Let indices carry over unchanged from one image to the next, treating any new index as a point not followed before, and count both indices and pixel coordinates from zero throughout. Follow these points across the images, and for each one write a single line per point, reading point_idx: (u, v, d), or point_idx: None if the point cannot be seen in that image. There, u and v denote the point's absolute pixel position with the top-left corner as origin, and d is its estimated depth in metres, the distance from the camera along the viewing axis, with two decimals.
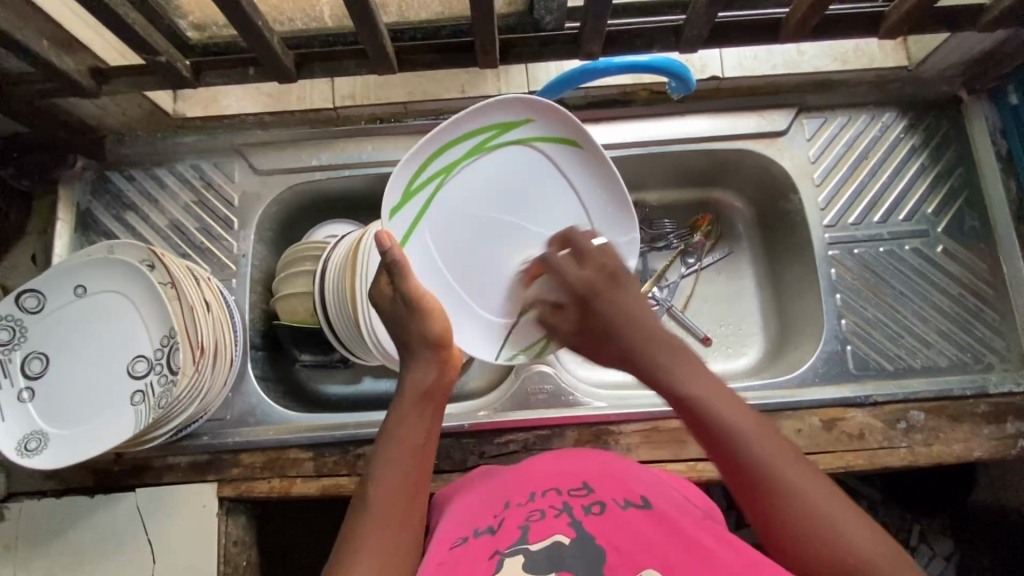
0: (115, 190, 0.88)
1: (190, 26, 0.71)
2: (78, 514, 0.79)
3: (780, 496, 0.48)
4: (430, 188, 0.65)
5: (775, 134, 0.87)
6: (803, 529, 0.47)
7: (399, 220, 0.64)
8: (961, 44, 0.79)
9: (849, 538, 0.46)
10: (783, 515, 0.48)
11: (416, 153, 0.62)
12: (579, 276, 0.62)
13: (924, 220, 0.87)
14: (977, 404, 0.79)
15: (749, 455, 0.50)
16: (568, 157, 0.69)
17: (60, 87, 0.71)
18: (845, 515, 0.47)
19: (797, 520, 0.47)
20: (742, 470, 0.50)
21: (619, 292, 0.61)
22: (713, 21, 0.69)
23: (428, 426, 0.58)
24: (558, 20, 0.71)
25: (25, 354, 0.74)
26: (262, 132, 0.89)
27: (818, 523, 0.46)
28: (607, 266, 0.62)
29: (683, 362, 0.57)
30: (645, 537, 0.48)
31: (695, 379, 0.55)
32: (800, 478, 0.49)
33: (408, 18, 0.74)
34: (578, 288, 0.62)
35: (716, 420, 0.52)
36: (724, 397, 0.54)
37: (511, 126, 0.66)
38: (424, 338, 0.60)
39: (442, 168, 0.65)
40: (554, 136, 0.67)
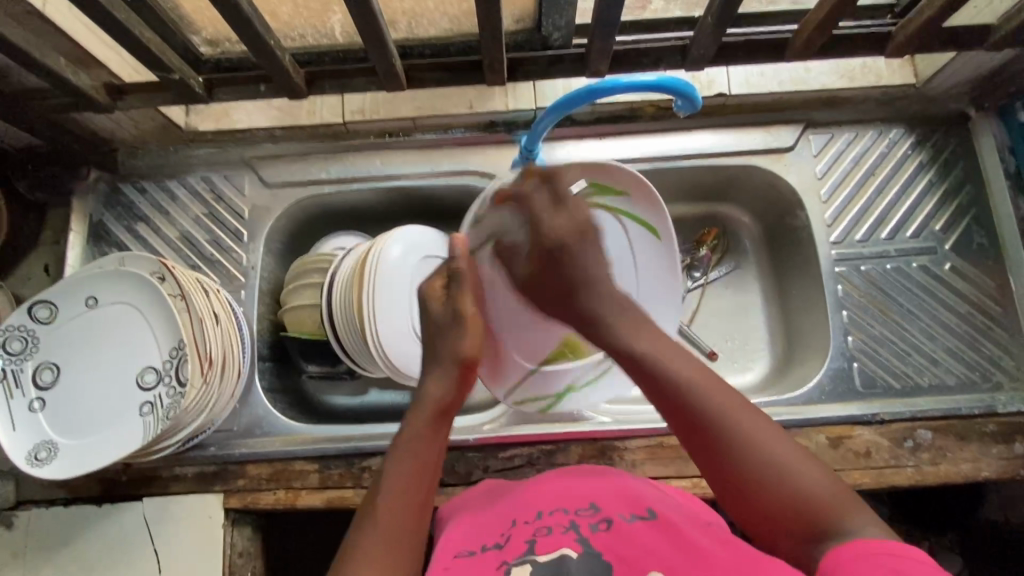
0: (128, 203, 0.90)
1: (204, 42, 0.73)
2: (86, 523, 0.80)
3: (730, 443, 0.52)
4: (514, 213, 0.71)
5: (781, 150, 0.88)
6: (757, 473, 0.50)
7: (479, 225, 0.71)
8: (968, 62, 0.79)
9: (802, 482, 0.49)
10: (733, 459, 0.51)
11: (492, 196, 0.71)
12: (552, 227, 0.66)
13: (931, 238, 0.86)
14: (986, 424, 0.79)
15: (701, 404, 0.54)
16: (639, 235, 0.79)
17: (75, 102, 0.72)
18: (800, 464, 0.50)
19: (751, 469, 0.51)
20: (694, 422, 0.54)
21: (587, 246, 0.66)
22: (719, 41, 0.69)
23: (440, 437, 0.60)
24: (564, 37, 0.72)
25: (37, 364, 0.75)
26: (273, 146, 0.90)
27: (765, 465, 0.50)
28: (580, 223, 0.67)
29: (635, 325, 0.61)
30: (654, 548, 0.48)
31: (645, 341, 0.60)
32: (751, 427, 0.52)
33: (416, 35, 0.75)
34: (550, 239, 0.66)
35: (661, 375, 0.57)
36: (669, 352, 0.58)
37: (604, 189, 0.77)
38: (458, 354, 0.63)
39: (533, 200, 0.71)
40: (635, 214, 0.78)
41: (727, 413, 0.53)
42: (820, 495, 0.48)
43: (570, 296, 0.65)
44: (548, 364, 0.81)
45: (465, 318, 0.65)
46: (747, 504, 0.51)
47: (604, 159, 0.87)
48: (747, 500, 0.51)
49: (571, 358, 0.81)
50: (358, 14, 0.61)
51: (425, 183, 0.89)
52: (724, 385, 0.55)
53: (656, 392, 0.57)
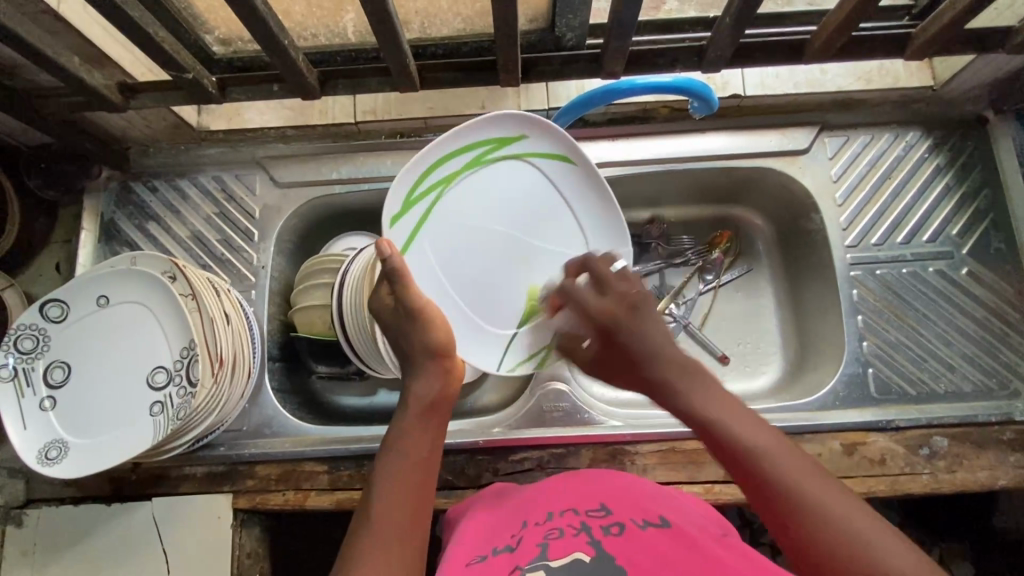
0: (138, 202, 0.90)
1: (216, 41, 0.72)
2: (96, 521, 0.80)
3: (804, 514, 0.46)
4: (429, 199, 0.69)
5: (796, 152, 0.87)
6: (837, 548, 0.44)
7: (399, 227, 0.67)
8: (988, 64, 0.78)
9: (883, 557, 0.43)
10: (810, 533, 0.46)
11: (414, 165, 0.66)
12: (599, 306, 0.64)
13: (948, 242, 0.85)
14: (1003, 431, 0.78)
15: (772, 468, 0.49)
16: (557, 171, 0.73)
17: (89, 102, 0.72)
18: (881, 539, 0.44)
19: (824, 537, 0.45)
20: (764, 493, 0.49)
21: (642, 318, 0.62)
22: (736, 42, 0.68)
23: (432, 432, 0.58)
24: (578, 37, 0.71)
25: (48, 363, 0.75)
26: (284, 146, 0.90)
27: (844, 539, 0.44)
28: (630, 297, 0.64)
29: (699, 381, 0.57)
30: (668, 554, 0.47)
31: (714, 403, 0.55)
32: (824, 495, 0.47)
33: (429, 35, 0.74)
34: (599, 321, 0.64)
35: (727, 436, 0.52)
36: (734, 411, 0.54)
37: (503, 142, 0.71)
38: (434, 347, 0.61)
39: (438, 180, 0.69)
40: (543, 152, 0.72)
41: (788, 479, 0.48)
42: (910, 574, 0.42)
43: (628, 359, 0.61)
44: (524, 323, 0.74)
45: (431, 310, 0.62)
46: None
47: (616, 161, 0.87)
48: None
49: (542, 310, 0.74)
50: (372, 14, 0.61)
51: None
52: (801, 454, 0.50)
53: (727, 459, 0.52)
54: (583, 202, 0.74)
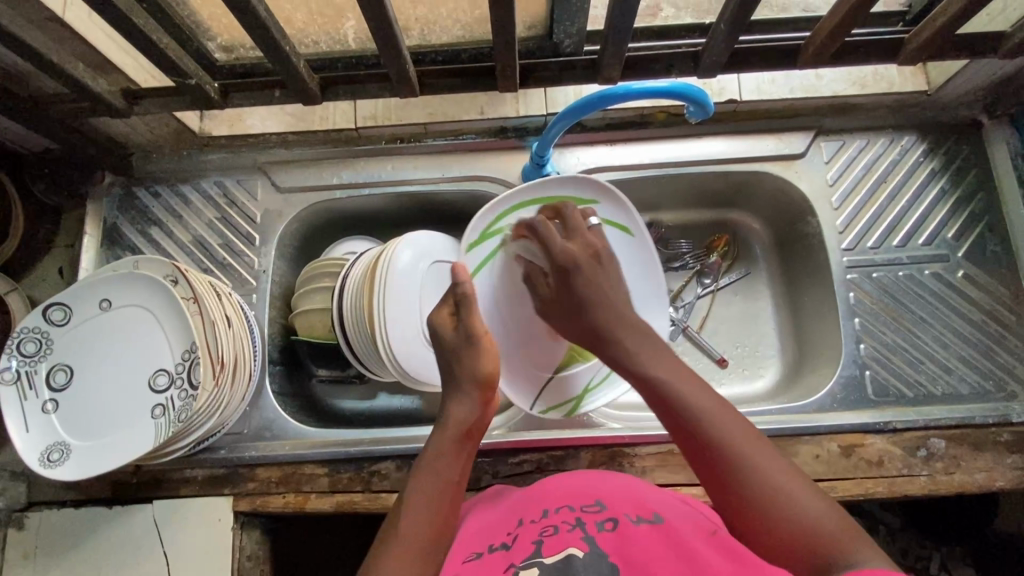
0: (141, 206, 0.90)
1: (219, 48, 0.74)
2: (97, 524, 0.80)
3: (737, 471, 0.50)
4: (502, 237, 0.78)
5: (792, 157, 0.87)
6: (761, 502, 0.49)
7: (474, 253, 0.78)
8: (982, 69, 0.79)
9: (804, 509, 0.48)
10: (740, 491, 0.50)
11: (492, 207, 0.77)
12: (566, 249, 0.67)
13: (944, 245, 0.86)
14: (1000, 433, 0.78)
15: (711, 427, 0.53)
16: (616, 238, 0.80)
17: (92, 107, 0.73)
18: (803, 491, 0.49)
19: (752, 493, 0.49)
20: (701, 450, 0.52)
21: (600, 271, 0.66)
22: (731, 47, 0.69)
23: (464, 458, 0.59)
24: (576, 43, 0.72)
25: (50, 366, 0.75)
26: (285, 151, 0.91)
27: (766, 490, 0.49)
28: (593, 247, 0.69)
29: (643, 342, 0.60)
30: (659, 552, 0.48)
31: (659, 364, 0.58)
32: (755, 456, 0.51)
33: (429, 41, 0.76)
34: (561, 258, 0.67)
35: (670, 395, 0.55)
36: (680, 373, 0.57)
37: (585, 202, 0.79)
38: (481, 376, 0.61)
39: (512, 224, 0.79)
40: (614, 219, 0.79)
41: (722, 432, 0.52)
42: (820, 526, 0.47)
43: (579, 300, 0.65)
44: (563, 369, 0.81)
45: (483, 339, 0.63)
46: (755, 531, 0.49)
47: (614, 165, 0.88)
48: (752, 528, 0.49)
49: (582, 362, 0.81)
50: (373, 21, 0.62)
51: (435, 188, 0.90)
52: (734, 414, 0.54)
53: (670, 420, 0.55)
54: (635, 261, 0.80)
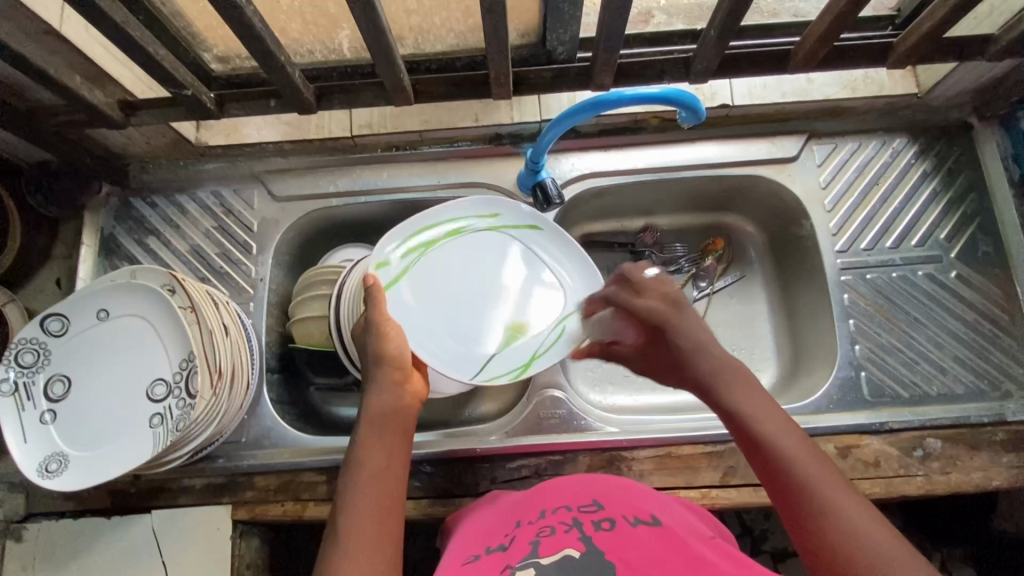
0: (138, 216, 0.91)
1: (214, 59, 0.74)
2: (95, 535, 0.80)
3: (822, 513, 0.48)
4: (412, 260, 0.76)
5: (785, 160, 0.88)
6: (835, 539, 0.47)
7: (384, 272, 0.74)
8: (970, 72, 0.80)
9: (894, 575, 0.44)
10: (821, 536, 0.48)
11: (401, 227, 0.76)
12: (645, 306, 0.70)
13: (937, 246, 0.87)
14: (995, 432, 0.78)
15: (797, 469, 0.52)
16: (532, 237, 0.81)
17: (89, 119, 0.73)
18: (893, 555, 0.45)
19: (836, 547, 0.46)
20: (788, 491, 0.51)
21: (682, 316, 0.67)
22: (722, 54, 0.70)
23: (390, 440, 0.60)
24: (569, 51, 0.73)
25: (49, 377, 0.75)
26: (282, 160, 0.92)
27: (852, 549, 0.46)
28: (667, 295, 0.70)
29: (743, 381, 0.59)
30: (656, 550, 0.48)
31: (756, 408, 0.57)
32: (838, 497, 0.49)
33: (423, 50, 0.76)
34: (645, 317, 0.69)
35: (761, 439, 0.54)
36: (775, 423, 0.55)
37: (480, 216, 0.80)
38: (386, 362, 0.63)
39: (424, 244, 0.77)
40: (516, 223, 0.81)
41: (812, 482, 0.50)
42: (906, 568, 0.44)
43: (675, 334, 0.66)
44: (502, 350, 0.76)
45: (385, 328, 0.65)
46: None
47: (609, 171, 0.89)
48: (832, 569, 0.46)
49: (523, 338, 0.77)
50: (367, 31, 0.62)
51: (431, 196, 0.90)
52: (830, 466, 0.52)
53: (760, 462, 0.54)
54: (556, 254, 0.81)
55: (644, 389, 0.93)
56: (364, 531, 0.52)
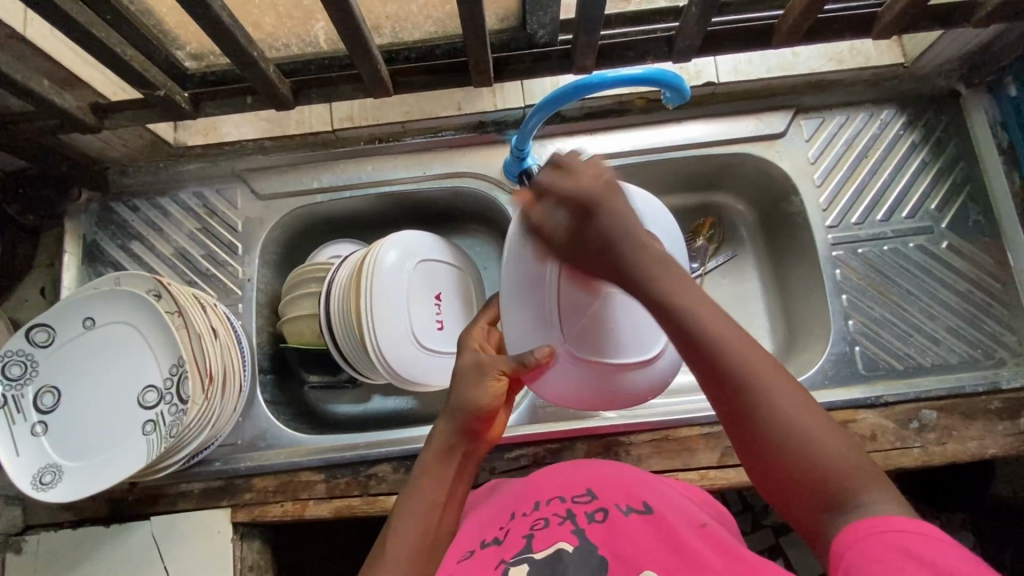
0: (120, 221, 0.89)
1: (188, 56, 0.72)
2: (95, 543, 0.80)
3: (758, 409, 0.46)
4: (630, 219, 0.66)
5: (773, 136, 0.87)
6: (771, 431, 0.45)
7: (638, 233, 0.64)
8: (956, 39, 0.78)
9: (822, 451, 0.44)
10: (756, 417, 0.46)
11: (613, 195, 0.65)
12: (579, 187, 0.56)
13: (927, 217, 0.86)
14: (990, 401, 0.79)
15: (726, 359, 0.47)
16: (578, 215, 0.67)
17: (62, 124, 0.71)
18: (824, 432, 0.44)
19: (775, 432, 0.45)
20: (720, 379, 0.47)
21: (619, 203, 0.55)
22: (704, 31, 0.69)
23: (453, 476, 0.57)
24: (549, 34, 0.71)
25: (38, 388, 0.75)
26: (262, 157, 0.90)
27: (786, 431, 0.44)
28: (603, 176, 0.57)
29: (677, 276, 0.52)
30: (649, 542, 0.48)
31: (681, 290, 0.51)
32: (779, 390, 0.46)
33: (401, 39, 0.74)
34: (577, 196, 0.55)
35: (694, 329, 0.49)
36: (705, 306, 0.50)
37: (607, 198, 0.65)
38: (475, 411, 0.58)
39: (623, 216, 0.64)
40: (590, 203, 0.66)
41: (741, 370, 0.47)
42: (845, 470, 0.43)
43: (585, 221, 0.55)
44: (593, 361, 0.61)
45: (495, 376, 0.59)
46: (766, 461, 0.45)
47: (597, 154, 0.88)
48: (764, 464, 0.46)
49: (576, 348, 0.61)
50: (340, 22, 0.61)
51: (418, 186, 0.89)
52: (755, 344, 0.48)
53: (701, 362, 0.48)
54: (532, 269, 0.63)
55: None
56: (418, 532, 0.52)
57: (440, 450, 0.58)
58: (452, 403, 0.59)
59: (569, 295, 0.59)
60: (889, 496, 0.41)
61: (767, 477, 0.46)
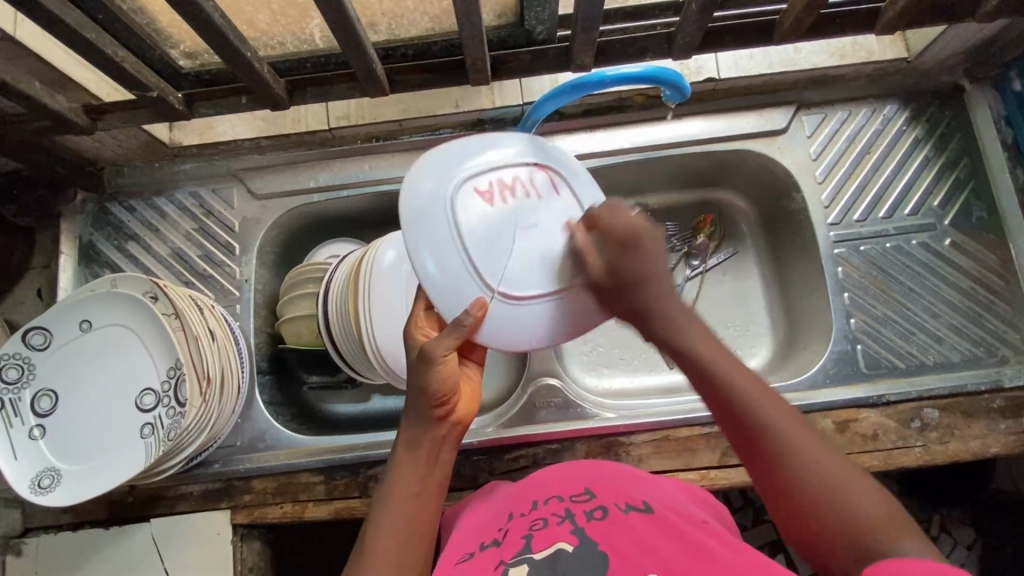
0: (116, 222, 0.89)
1: (182, 56, 0.71)
2: (94, 546, 0.79)
3: (796, 477, 0.47)
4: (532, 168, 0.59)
5: (774, 132, 0.86)
6: (800, 492, 0.47)
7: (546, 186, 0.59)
8: (961, 34, 0.77)
9: (853, 505, 0.45)
10: (793, 482, 0.47)
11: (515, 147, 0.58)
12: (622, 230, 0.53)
13: (931, 214, 0.85)
14: (993, 399, 0.78)
15: (761, 426, 0.49)
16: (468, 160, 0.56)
17: (55, 125, 0.70)
18: (852, 485, 0.46)
19: (809, 493, 0.46)
20: (752, 436, 0.49)
21: (654, 254, 0.53)
22: (705, 27, 0.67)
23: (425, 461, 0.56)
24: (548, 30, 0.70)
25: (35, 392, 0.74)
26: (259, 157, 0.89)
27: (813, 484, 0.46)
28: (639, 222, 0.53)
29: (709, 333, 0.52)
30: (648, 543, 0.47)
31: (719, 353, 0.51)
32: (810, 453, 0.47)
33: (398, 35, 0.73)
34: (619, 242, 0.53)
35: (733, 394, 0.50)
36: (741, 371, 0.51)
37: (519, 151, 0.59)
38: (426, 396, 0.55)
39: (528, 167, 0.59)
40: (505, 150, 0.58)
41: (773, 431, 0.48)
42: (873, 521, 0.44)
43: (633, 283, 0.53)
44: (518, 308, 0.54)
45: (443, 359, 0.54)
46: (800, 522, 0.47)
47: (597, 151, 0.86)
48: (801, 528, 0.47)
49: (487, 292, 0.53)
50: (334, 21, 0.60)
51: None
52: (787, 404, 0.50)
53: (734, 429, 0.50)
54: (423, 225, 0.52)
55: (640, 370, 0.93)
56: (396, 523, 0.53)
57: (407, 440, 0.57)
58: (409, 391, 0.57)
59: (475, 239, 0.52)
60: (918, 543, 0.42)
61: (813, 548, 0.46)
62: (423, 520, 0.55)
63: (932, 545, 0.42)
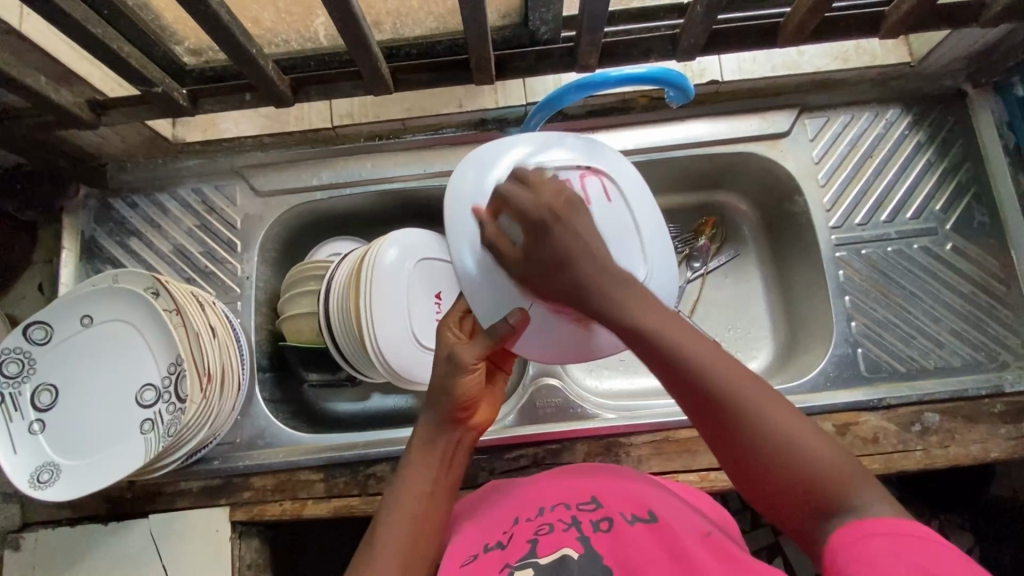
0: (118, 218, 0.89)
1: (186, 52, 0.71)
2: (93, 541, 0.79)
3: (744, 436, 0.46)
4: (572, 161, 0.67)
5: (777, 136, 0.87)
6: (754, 454, 0.46)
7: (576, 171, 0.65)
8: (963, 39, 0.77)
9: (807, 459, 0.45)
10: (745, 443, 0.46)
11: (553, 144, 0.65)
12: (533, 202, 0.53)
13: (932, 218, 0.85)
14: (993, 404, 0.78)
15: (710, 389, 0.47)
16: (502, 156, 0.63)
17: (59, 120, 0.71)
18: (804, 436, 0.45)
19: (762, 454, 0.46)
20: (700, 398, 0.47)
21: (574, 218, 0.53)
22: (709, 29, 0.67)
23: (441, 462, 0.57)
24: (552, 30, 0.70)
25: (35, 386, 0.74)
26: (262, 154, 0.89)
27: (769, 445, 0.45)
28: (562, 190, 0.55)
29: (634, 291, 0.51)
30: (654, 551, 0.47)
31: (647, 311, 0.50)
32: (763, 407, 0.46)
33: (403, 35, 0.73)
34: (534, 213, 0.53)
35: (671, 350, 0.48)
36: (674, 326, 0.49)
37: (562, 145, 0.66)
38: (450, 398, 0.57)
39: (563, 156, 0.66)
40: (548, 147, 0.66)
41: (718, 389, 0.47)
42: (823, 472, 0.44)
43: (549, 261, 0.52)
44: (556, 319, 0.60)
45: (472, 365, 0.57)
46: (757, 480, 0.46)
47: None
48: (761, 488, 0.47)
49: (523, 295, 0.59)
50: (340, 18, 0.60)
51: (419, 184, 0.88)
52: (727, 356, 0.49)
53: (684, 392, 0.48)
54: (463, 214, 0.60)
55: (641, 371, 0.93)
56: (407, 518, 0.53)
57: (424, 439, 0.58)
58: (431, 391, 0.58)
59: None
60: (876, 495, 0.43)
61: (770, 500, 0.47)
62: (432, 519, 0.55)
63: (888, 496, 0.42)
